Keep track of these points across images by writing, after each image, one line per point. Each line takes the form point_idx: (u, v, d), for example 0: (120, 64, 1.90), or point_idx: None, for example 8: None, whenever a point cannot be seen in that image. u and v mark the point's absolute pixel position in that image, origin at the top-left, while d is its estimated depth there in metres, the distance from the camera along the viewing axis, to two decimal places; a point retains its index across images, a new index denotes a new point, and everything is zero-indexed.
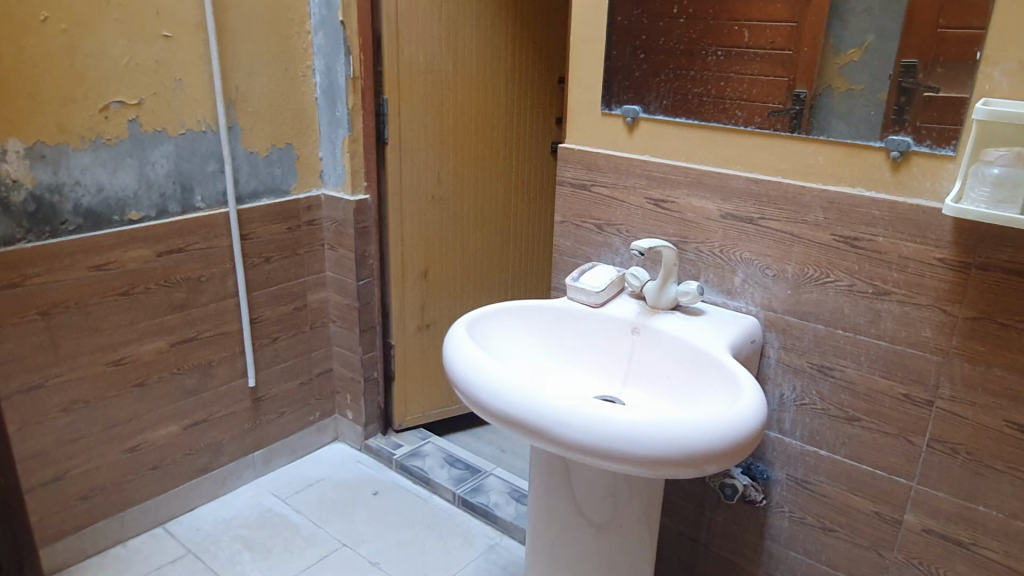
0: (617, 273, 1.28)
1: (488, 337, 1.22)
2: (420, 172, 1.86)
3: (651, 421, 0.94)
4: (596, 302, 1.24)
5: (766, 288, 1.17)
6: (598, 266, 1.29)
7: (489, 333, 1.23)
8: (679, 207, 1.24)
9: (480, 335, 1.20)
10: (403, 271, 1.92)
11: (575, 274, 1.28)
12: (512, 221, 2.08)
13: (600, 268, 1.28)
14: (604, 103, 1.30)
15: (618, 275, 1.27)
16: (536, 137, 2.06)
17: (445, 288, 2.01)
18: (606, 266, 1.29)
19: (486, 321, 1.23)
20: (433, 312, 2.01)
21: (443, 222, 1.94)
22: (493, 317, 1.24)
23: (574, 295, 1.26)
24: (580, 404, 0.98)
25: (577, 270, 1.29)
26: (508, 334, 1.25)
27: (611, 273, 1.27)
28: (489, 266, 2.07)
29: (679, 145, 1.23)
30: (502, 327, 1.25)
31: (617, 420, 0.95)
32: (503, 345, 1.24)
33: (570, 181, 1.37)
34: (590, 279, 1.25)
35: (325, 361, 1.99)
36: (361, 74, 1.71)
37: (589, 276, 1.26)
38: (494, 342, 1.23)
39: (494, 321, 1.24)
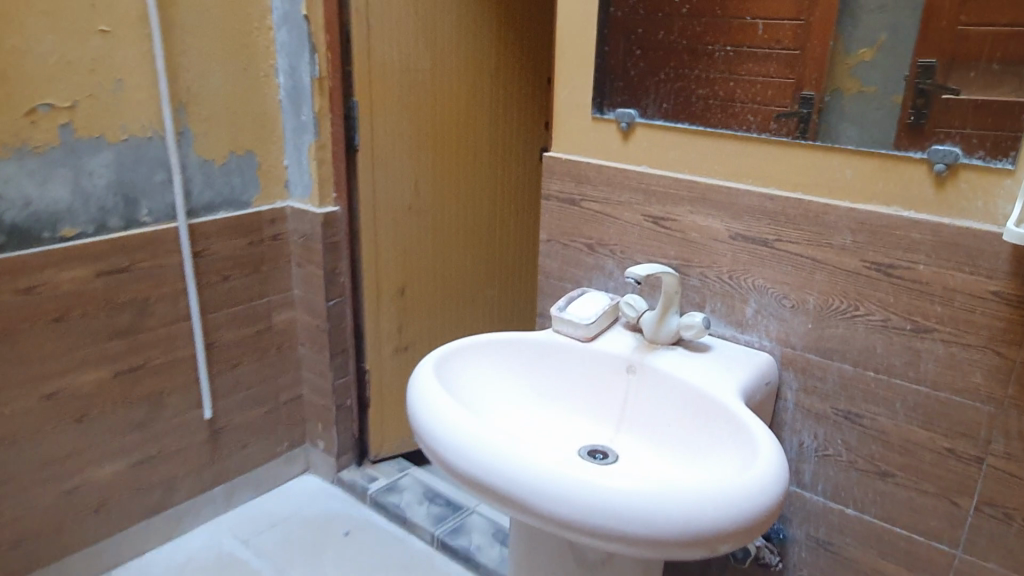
0: (611, 301, 1.11)
1: (461, 379, 1.05)
2: (395, 181, 1.69)
3: (652, 492, 0.78)
4: (586, 336, 1.08)
5: (784, 321, 1.01)
6: (588, 293, 1.13)
7: (462, 373, 1.06)
8: (682, 226, 1.07)
9: (451, 377, 1.04)
10: (378, 290, 1.75)
11: (561, 302, 1.12)
12: (496, 234, 1.91)
13: (591, 296, 1.12)
14: (595, 106, 1.14)
15: (611, 303, 1.11)
16: (522, 143, 1.90)
17: (424, 307, 1.84)
18: (598, 293, 1.13)
19: (458, 359, 1.06)
20: (411, 334, 1.84)
21: (422, 236, 1.77)
22: (466, 354, 1.08)
23: (560, 327, 1.10)
24: (566, 468, 0.81)
25: (563, 297, 1.13)
26: (483, 373, 1.09)
27: (604, 301, 1.11)
28: (473, 284, 1.90)
29: (681, 156, 1.06)
30: (476, 366, 1.09)
31: (611, 489, 0.79)
32: (478, 387, 1.07)
33: (558, 195, 1.20)
34: (579, 309, 1.09)
35: (293, 387, 1.82)
36: (327, 74, 1.54)
37: (578, 305, 1.10)
38: (468, 384, 1.06)
39: (467, 359, 1.08)
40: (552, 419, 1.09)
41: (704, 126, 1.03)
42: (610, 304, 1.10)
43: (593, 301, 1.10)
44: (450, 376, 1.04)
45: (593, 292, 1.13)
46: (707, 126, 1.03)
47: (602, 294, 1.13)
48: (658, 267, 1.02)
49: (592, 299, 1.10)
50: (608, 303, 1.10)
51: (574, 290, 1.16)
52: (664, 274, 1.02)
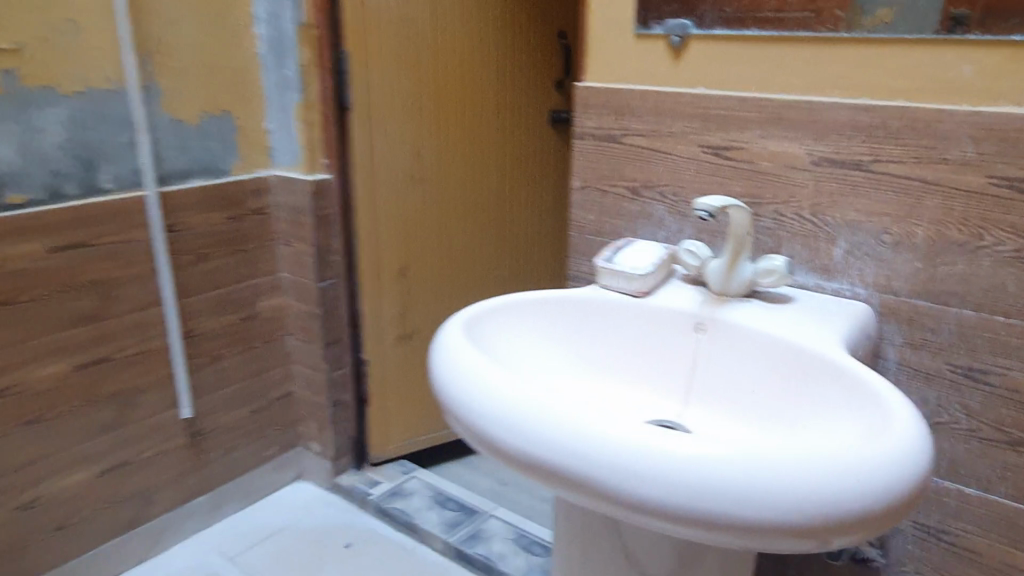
0: (666, 251, 0.93)
1: (494, 347, 0.86)
2: (394, 145, 1.51)
3: (775, 461, 0.59)
4: (642, 290, 0.90)
5: (884, 261, 0.83)
6: (637, 243, 0.95)
7: (494, 341, 0.87)
8: (751, 156, 0.89)
9: (483, 344, 0.84)
10: (377, 269, 1.56)
11: (607, 254, 0.94)
12: (507, 208, 1.72)
13: (643, 246, 0.94)
14: (637, 23, 0.95)
15: (667, 253, 0.93)
16: (535, 106, 1.71)
17: (430, 289, 1.64)
18: (648, 243, 0.95)
19: (488, 323, 0.87)
20: (415, 320, 1.64)
21: (425, 208, 1.58)
22: (496, 318, 0.89)
23: (609, 282, 0.92)
24: (654, 436, 0.62)
25: (608, 248, 0.95)
26: (517, 341, 0.90)
27: (659, 251, 0.93)
28: (481, 263, 1.71)
29: (750, 71, 0.88)
30: (509, 332, 0.90)
31: (719, 458, 0.59)
32: (514, 357, 0.88)
33: (594, 133, 1.02)
34: (631, 259, 0.91)
35: (284, 383, 1.61)
36: (313, 22, 1.36)
37: (629, 254, 0.92)
38: (502, 354, 0.87)
39: (499, 325, 0.89)
40: (602, 393, 0.90)
41: (778, 31, 0.85)
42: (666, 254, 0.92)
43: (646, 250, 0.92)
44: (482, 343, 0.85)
45: (643, 243, 0.96)
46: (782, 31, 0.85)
47: (654, 244, 0.95)
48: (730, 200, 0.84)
49: (644, 249, 0.93)
50: (663, 253, 0.92)
51: (619, 242, 0.98)
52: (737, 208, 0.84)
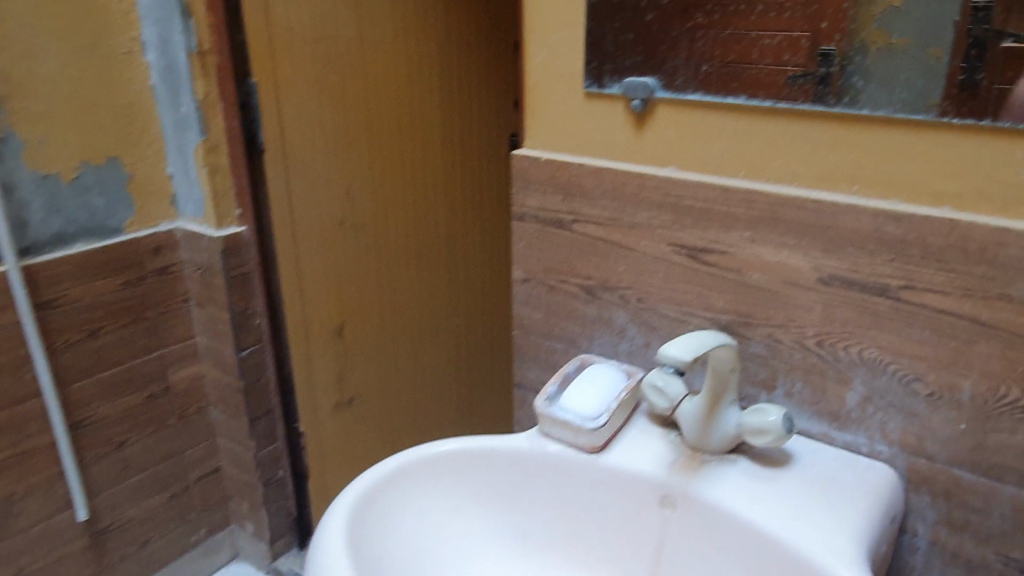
0: (626, 384, 0.72)
1: (398, 532, 0.66)
2: (319, 188, 1.27)
3: None
4: (595, 445, 0.68)
5: (916, 415, 0.62)
6: (591, 368, 0.74)
7: (401, 522, 0.67)
8: (737, 263, 0.67)
9: (381, 536, 0.64)
10: (307, 331, 1.33)
11: (551, 387, 0.73)
12: (456, 245, 1.51)
13: (598, 374, 0.72)
14: (589, 78, 0.72)
15: (628, 387, 0.71)
16: (482, 127, 1.49)
17: (370, 346, 1.42)
18: (605, 369, 0.73)
19: (390, 499, 0.67)
20: (357, 382, 1.42)
21: (360, 257, 1.36)
22: (403, 489, 0.68)
23: (552, 430, 0.70)
24: None
25: (552, 377, 0.73)
26: (435, 512, 0.69)
27: (618, 386, 0.71)
28: (430, 311, 1.50)
29: (735, 152, 0.66)
30: (423, 503, 0.69)
31: None
32: (428, 539, 0.68)
33: (537, 214, 0.79)
34: (580, 398, 0.69)
35: (208, 460, 1.40)
36: (211, 48, 1.10)
37: (578, 390, 0.70)
38: (412, 536, 0.67)
39: (407, 496, 0.68)
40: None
41: (776, 101, 0.62)
42: (627, 390, 0.71)
43: (600, 385, 0.71)
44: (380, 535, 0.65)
45: (599, 367, 0.74)
46: (782, 101, 0.62)
47: (614, 371, 0.73)
48: (709, 334, 0.63)
49: (598, 382, 0.71)
50: (623, 389, 0.71)
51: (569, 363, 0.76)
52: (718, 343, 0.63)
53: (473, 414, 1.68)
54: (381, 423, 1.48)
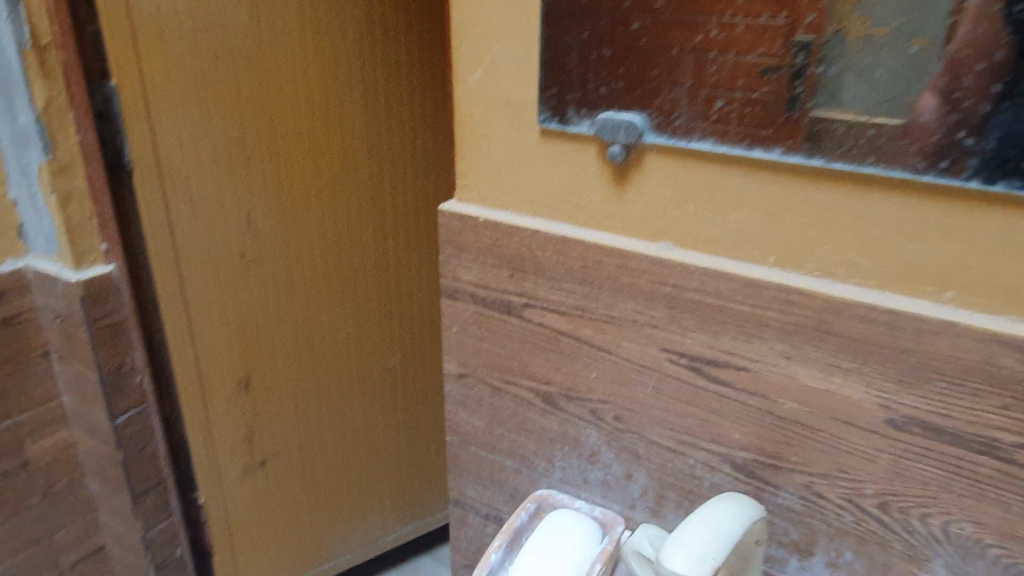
0: (601, 550, 0.51)
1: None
2: (209, 211, 1.02)
3: None
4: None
5: None
6: (552, 520, 0.53)
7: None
8: (763, 385, 0.47)
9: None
10: (204, 384, 1.08)
11: (494, 553, 0.52)
12: (396, 276, 1.24)
13: (560, 533, 0.52)
14: (546, 110, 0.50)
15: (605, 557, 0.50)
16: (428, 134, 1.22)
17: (286, 399, 1.17)
18: (573, 522, 0.53)
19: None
20: (274, 441, 1.17)
21: (269, 293, 1.11)
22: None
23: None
24: None
25: (496, 537, 0.53)
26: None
27: (590, 555, 0.50)
28: (366, 355, 1.24)
29: (766, 228, 0.45)
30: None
31: None
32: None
33: (476, 291, 0.58)
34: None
35: (88, 539, 1.13)
36: (54, 39, 0.83)
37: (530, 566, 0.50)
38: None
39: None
40: None
41: (815, 158, 0.41)
42: (603, 562, 0.50)
43: (565, 555, 0.50)
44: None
45: (563, 516, 0.53)
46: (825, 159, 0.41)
47: (585, 525, 0.53)
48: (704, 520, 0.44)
49: (560, 551, 0.50)
50: (597, 560, 0.50)
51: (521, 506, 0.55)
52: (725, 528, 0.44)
53: (429, 472, 1.40)
54: (304, 488, 1.23)
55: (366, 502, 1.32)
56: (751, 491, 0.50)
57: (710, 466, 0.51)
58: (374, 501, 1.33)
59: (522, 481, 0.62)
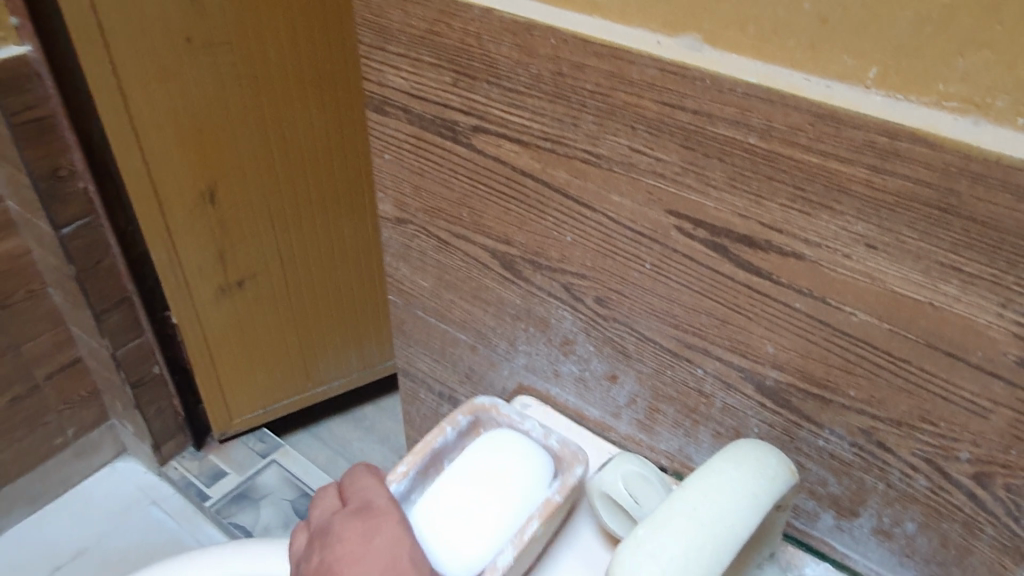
0: (544, 500, 0.36)
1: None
2: None
3: None
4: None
5: None
6: (485, 442, 0.38)
7: (376, 553, 0.33)
8: (822, 283, 0.29)
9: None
10: (161, 197, 0.90)
11: (397, 483, 0.38)
12: None
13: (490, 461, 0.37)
14: None
15: (545, 512, 0.35)
16: None
17: (261, 215, 0.98)
18: (516, 447, 0.38)
19: (366, 498, 0.36)
20: (250, 259, 1.01)
21: (230, 90, 0.87)
22: (371, 509, 0.35)
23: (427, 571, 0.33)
24: None
25: (402, 460, 0.38)
26: (410, 558, 0.33)
27: (526, 505, 0.35)
28: (355, 172, 1.03)
29: (874, 16, 0.24)
30: (383, 544, 0.33)
31: None
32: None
33: (409, 105, 0.39)
34: (436, 532, 0.35)
35: (63, 351, 1.03)
36: None
37: (437, 511, 0.35)
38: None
39: (381, 511, 0.35)
40: None
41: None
42: (542, 521, 0.35)
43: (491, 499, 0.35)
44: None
45: (502, 436, 0.38)
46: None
47: (529, 455, 0.37)
48: (677, 507, 0.27)
49: (486, 491, 0.35)
50: (533, 517, 0.35)
51: (448, 420, 0.41)
52: (720, 519, 0.26)
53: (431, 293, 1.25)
54: (288, 311, 1.09)
55: (360, 328, 1.19)
56: (780, 425, 0.34)
57: (725, 383, 0.35)
58: (372, 325, 1.20)
59: (478, 361, 0.47)
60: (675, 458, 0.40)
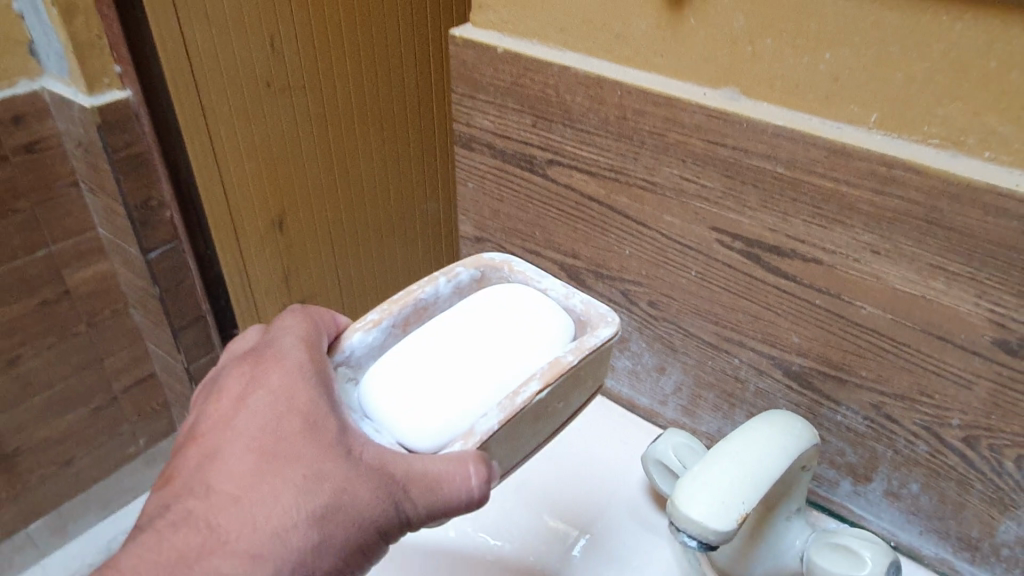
0: (552, 360, 0.36)
1: (201, 465, 0.33)
2: (229, 27, 0.80)
3: None
4: (416, 514, 0.33)
5: None
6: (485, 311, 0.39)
7: (264, 393, 0.34)
8: (838, 284, 0.37)
9: (191, 429, 0.36)
10: (236, 228, 0.92)
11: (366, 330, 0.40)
12: (431, 98, 1.07)
13: (500, 328, 0.38)
14: None
15: (549, 373, 0.35)
16: None
17: (323, 239, 1.03)
18: (530, 318, 0.39)
19: (266, 344, 0.37)
20: (311, 281, 1.05)
21: (302, 125, 0.93)
22: (269, 355, 0.36)
23: (357, 438, 0.34)
24: None
25: (376, 309, 0.40)
26: (301, 397, 0.34)
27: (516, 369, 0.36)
28: (404, 195, 1.11)
29: (872, 75, 0.32)
30: (258, 399, 0.34)
31: None
32: (255, 507, 0.31)
33: (493, 142, 0.47)
34: (417, 383, 0.36)
35: (140, 365, 1.06)
36: None
37: (427, 364, 0.37)
38: (209, 490, 0.32)
39: (273, 360, 0.36)
40: None
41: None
42: (545, 382, 0.35)
43: (489, 361, 0.37)
44: (221, 414, 0.35)
45: (516, 305, 0.39)
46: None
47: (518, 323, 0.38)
48: (720, 455, 0.33)
49: (485, 353, 0.37)
50: (535, 378, 0.35)
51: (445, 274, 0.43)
52: (757, 466, 0.33)
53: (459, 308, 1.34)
54: None
55: None
56: (805, 404, 0.41)
57: (759, 370, 0.42)
58: None
59: None
60: (716, 439, 0.47)
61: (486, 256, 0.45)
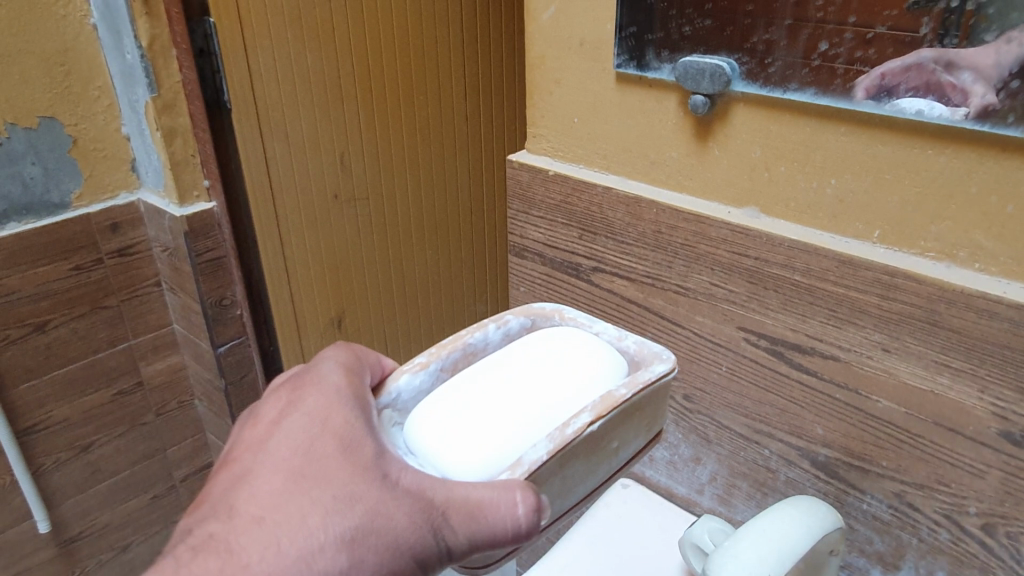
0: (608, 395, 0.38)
1: (232, 485, 0.36)
2: (304, 151, 0.89)
3: None
4: (455, 541, 0.35)
5: None
6: (519, 350, 0.43)
7: (298, 415, 0.38)
8: (855, 378, 0.41)
9: (227, 453, 0.39)
10: (300, 328, 0.98)
11: (415, 373, 0.44)
12: (478, 208, 1.15)
13: (550, 370, 0.41)
14: (622, 53, 0.44)
15: (601, 406, 0.38)
16: (509, 59, 1.09)
17: (379, 339, 1.09)
18: (583, 358, 0.41)
19: (302, 374, 0.41)
20: None
21: (364, 235, 1.00)
22: (305, 381, 0.40)
23: (394, 463, 0.36)
24: None
25: (423, 354, 0.44)
26: (338, 416, 0.37)
27: (554, 402, 0.39)
28: (454, 296, 1.18)
29: (872, 197, 0.38)
30: (292, 420, 0.38)
31: None
32: (279, 525, 0.33)
33: (543, 251, 0.54)
34: (463, 418, 0.39)
35: (200, 455, 1.06)
36: None
37: (476, 404, 0.39)
38: (234, 511, 0.34)
39: (308, 385, 0.40)
40: None
41: (950, 72, 0.32)
42: (596, 415, 0.37)
43: (538, 399, 0.39)
44: (256, 436, 0.38)
45: (565, 349, 0.42)
46: (961, 66, 0.32)
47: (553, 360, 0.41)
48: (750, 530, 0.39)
49: (530, 390, 0.40)
50: (585, 412, 0.37)
51: (496, 321, 0.47)
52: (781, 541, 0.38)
53: None
54: None
55: None
56: (833, 492, 0.44)
57: (788, 460, 0.46)
58: None
59: None
60: None
61: (535, 306, 0.49)
